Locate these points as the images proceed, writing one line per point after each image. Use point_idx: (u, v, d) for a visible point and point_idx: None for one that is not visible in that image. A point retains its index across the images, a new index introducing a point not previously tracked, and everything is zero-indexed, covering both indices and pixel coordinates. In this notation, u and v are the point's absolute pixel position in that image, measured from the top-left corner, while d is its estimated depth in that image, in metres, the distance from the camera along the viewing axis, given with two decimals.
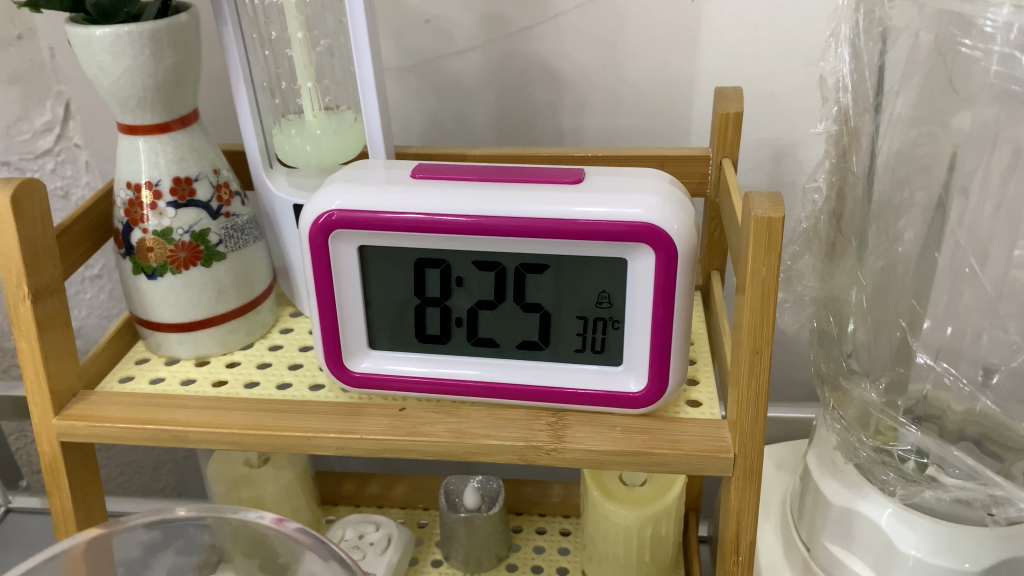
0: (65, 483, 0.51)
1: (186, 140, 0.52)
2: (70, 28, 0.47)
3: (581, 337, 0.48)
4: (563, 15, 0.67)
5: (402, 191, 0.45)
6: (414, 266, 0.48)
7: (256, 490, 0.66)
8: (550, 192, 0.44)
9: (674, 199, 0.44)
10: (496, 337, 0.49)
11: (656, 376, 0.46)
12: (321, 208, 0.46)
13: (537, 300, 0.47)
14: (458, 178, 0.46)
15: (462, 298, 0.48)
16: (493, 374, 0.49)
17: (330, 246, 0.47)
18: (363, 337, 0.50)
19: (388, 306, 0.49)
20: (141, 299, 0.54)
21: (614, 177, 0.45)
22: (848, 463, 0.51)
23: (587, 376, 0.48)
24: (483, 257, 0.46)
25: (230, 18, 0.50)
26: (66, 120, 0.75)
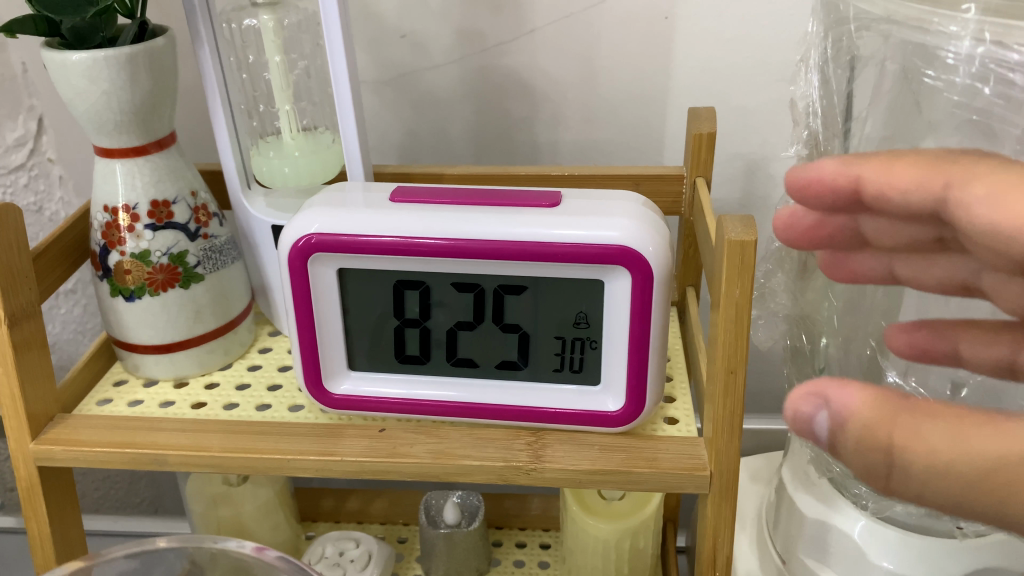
0: (42, 507, 0.51)
1: (163, 163, 0.52)
2: (45, 53, 0.47)
3: (559, 357, 0.48)
4: (537, 31, 0.68)
5: (381, 214, 0.45)
6: (393, 288, 0.48)
7: (236, 509, 0.66)
8: (526, 215, 0.45)
9: (650, 221, 0.44)
10: (475, 358, 0.49)
11: (634, 396, 0.47)
12: (300, 232, 0.46)
13: (515, 321, 0.48)
14: (435, 202, 0.46)
15: (441, 319, 0.48)
16: (472, 395, 0.49)
17: (309, 269, 0.47)
18: (342, 358, 0.50)
19: (368, 327, 0.50)
20: (119, 321, 0.54)
21: (591, 199, 0.46)
22: (822, 477, 0.53)
23: (565, 395, 0.49)
24: (462, 278, 0.47)
25: (207, 41, 0.50)
26: (40, 135, 0.75)
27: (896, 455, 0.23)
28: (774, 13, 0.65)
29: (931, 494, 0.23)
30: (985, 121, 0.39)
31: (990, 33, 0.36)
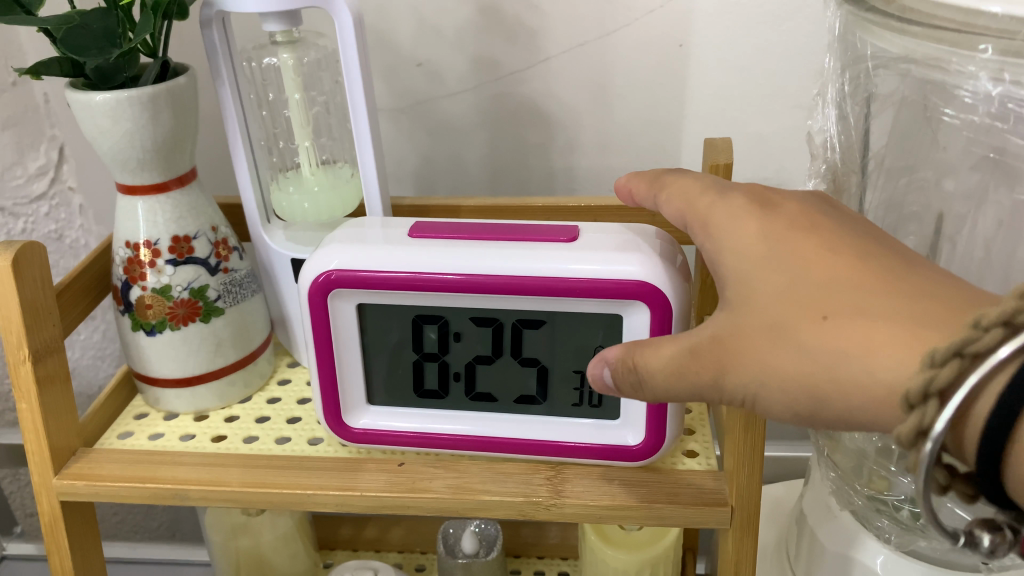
0: (64, 542, 0.51)
1: (184, 199, 0.53)
2: (70, 93, 0.48)
3: (578, 391, 0.48)
4: (552, 59, 0.68)
5: (399, 249, 0.46)
6: (412, 322, 0.48)
7: (255, 538, 0.66)
8: (543, 249, 0.45)
9: (666, 255, 0.45)
10: (494, 392, 0.49)
11: (654, 431, 0.47)
12: (320, 267, 0.46)
13: (534, 355, 0.48)
14: (453, 237, 0.46)
15: (460, 353, 0.49)
16: (492, 429, 0.49)
17: (329, 304, 0.48)
18: (362, 392, 0.50)
19: (388, 360, 0.50)
20: (140, 355, 0.54)
21: (608, 233, 0.46)
22: (843, 509, 0.51)
23: (584, 429, 0.49)
24: (481, 313, 0.47)
25: (228, 78, 0.51)
26: (61, 164, 0.76)
27: (636, 368, 0.39)
28: (790, 40, 0.66)
29: (649, 391, 0.39)
30: (1002, 160, 0.39)
31: (1009, 73, 0.36)
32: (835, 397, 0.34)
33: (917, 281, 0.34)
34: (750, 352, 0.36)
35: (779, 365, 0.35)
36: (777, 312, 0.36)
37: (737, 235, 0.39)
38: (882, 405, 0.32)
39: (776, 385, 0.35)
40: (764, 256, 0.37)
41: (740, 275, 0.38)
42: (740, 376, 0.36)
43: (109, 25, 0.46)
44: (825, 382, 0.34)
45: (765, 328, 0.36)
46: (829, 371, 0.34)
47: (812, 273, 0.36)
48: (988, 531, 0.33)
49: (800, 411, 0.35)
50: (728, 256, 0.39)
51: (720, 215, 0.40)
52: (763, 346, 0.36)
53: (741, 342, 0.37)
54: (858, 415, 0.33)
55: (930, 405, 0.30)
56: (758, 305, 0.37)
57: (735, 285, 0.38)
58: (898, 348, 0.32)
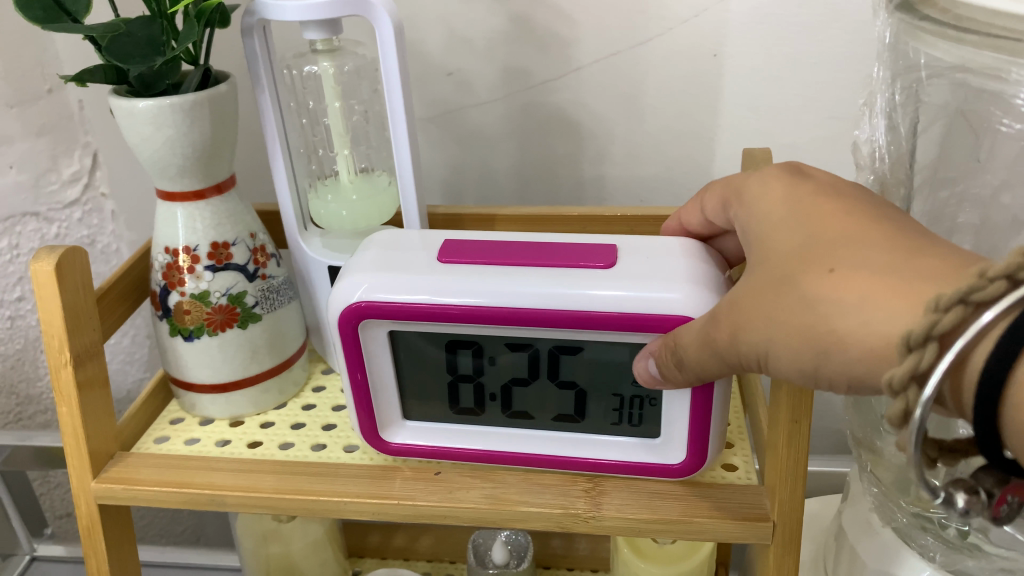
0: (101, 545, 0.52)
1: (223, 206, 0.53)
2: (113, 101, 0.48)
3: (617, 412, 0.48)
4: (584, 69, 0.68)
5: (429, 282, 0.45)
6: (446, 345, 0.48)
7: (286, 546, 0.66)
8: (580, 277, 0.44)
9: (707, 279, 0.43)
10: (530, 410, 0.49)
11: (695, 455, 0.47)
12: (347, 298, 0.46)
13: (571, 377, 0.48)
14: (484, 263, 0.45)
15: (496, 373, 0.49)
16: (533, 448, 0.49)
17: (361, 334, 0.47)
18: (397, 410, 0.50)
19: (423, 380, 0.50)
20: (177, 360, 0.54)
21: (645, 256, 0.45)
22: (885, 526, 0.50)
23: (624, 450, 0.48)
24: (517, 339, 0.46)
25: (267, 85, 0.51)
26: (94, 170, 0.77)
27: (674, 345, 0.41)
28: (827, 50, 0.65)
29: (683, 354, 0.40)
30: None
31: None
32: (835, 349, 0.33)
33: (928, 241, 0.33)
34: (761, 307, 0.36)
35: (785, 317, 0.35)
36: (788, 265, 0.36)
37: (765, 200, 0.40)
38: (881, 355, 0.31)
39: (781, 339, 0.35)
40: (787, 221, 0.38)
41: (765, 238, 0.39)
42: (751, 335, 0.37)
43: (153, 33, 0.47)
44: (825, 333, 0.33)
45: (776, 283, 0.36)
46: (828, 320, 0.33)
47: (826, 231, 0.36)
48: (963, 491, 0.33)
49: (805, 368, 0.35)
50: (756, 219, 0.40)
51: (755, 192, 0.42)
52: (771, 299, 0.36)
53: (753, 298, 0.37)
54: (857, 368, 0.33)
55: (929, 349, 0.29)
56: (772, 261, 0.37)
57: (759, 246, 0.39)
58: (898, 297, 0.31)
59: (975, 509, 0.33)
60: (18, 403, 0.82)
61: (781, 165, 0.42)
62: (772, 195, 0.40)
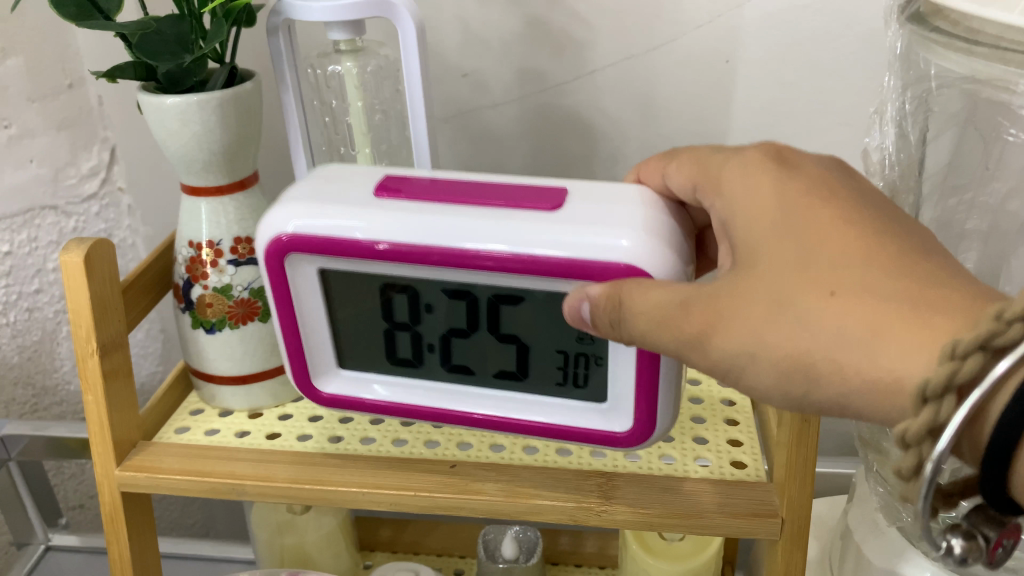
0: (123, 531, 0.53)
1: (246, 202, 0.54)
2: (141, 97, 0.49)
3: (561, 371, 0.47)
4: (598, 72, 0.69)
5: (357, 212, 0.44)
6: (380, 290, 0.47)
7: (299, 537, 0.67)
8: (515, 218, 0.42)
9: (654, 228, 0.41)
10: (471, 365, 0.48)
11: (641, 418, 0.45)
12: (275, 230, 0.45)
13: (512, 331, 0.46)
14: (421, 201, 0.44)
15: (433, 324, 0.48)
16: (486, 409, 0.49)
17: (289, 269, 0.47)
18: (331, 358, 0.51)
19: (356, 325, 0.49)
20: (198, 352, 0.56)
21: (592, 201, 0.43)
22: (890, 525, 0.51)
23: (570, 412, 0.47)
24: (453, 285, 0.45)
25: (292, 85, 0.52)
26: (112, 164, 0.79)
27: (619, 304, 0.39)
28: (840, 56, 0.65)
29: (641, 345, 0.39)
30: None
31: None
32: (831, 378, 0.33)
33: (927, 267, 0.34)
34: (747, 319, 0.35)
35: (776, 336, 0.34)
36: (782, 280, 0.35)
37: (749, 194, 0.39)
38: (886, 395, 0.32)
39: (767, 358, 0.35)
40: (774, 224, 0.37)
41: (747, 240, 0.38)
42: (728, 341, 0.36)
43: (182, 31, 0.48)
44: (824, 362, 0.33)
45: (767, 297, 0.35)
46: (829, 349, 0.33)
47: (820, 245, 0.35)
48: (960, 536, 0.33)
49: (790, 390, 0.35)
50: (739, 216, 0.39)
51: (735, 181, 0.40)
52: (762, 314, 0.35)
53: (736, 306, 0.36)
54: (852, 400, 0.33)
55: (946, 401, 0.29)
56: (762, 271, 0.36)
57: (743, 248, 0.38)
58: (909, 336, 0.31)
59: (973, 556, 0.33)
60: (35, 395, 0.81)
61: (763, 152, 0.41)
62: (757, 191, 0.39)
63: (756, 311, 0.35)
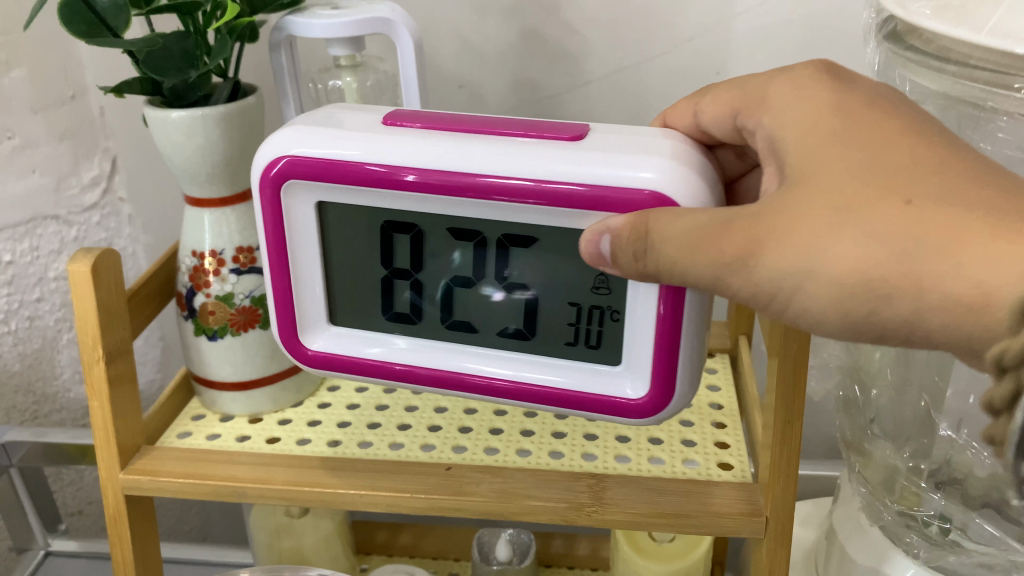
0: (127, 533, 0.54)
1: (248, 213, 0.56)
2: (147, 110, 0.51)
3: (572, 328, 0.45)
4: (591, 83, 0.70)
5: (366, 138, 0.43)
6: (381, 229, 0.46)
7: (297, 540, 0.69)
8: (530, 146, 0.41)
9: (681, 158, 0.40)
10: (473, 322, 0.47)
11: (659, 383, 0.43)
12: (278, 152, 0.44)
13: (521, 279, 0.45)
14: (430, 128, 0.43)
15: (436, 271, 0.46)
16: (495, 370, 0.47)
17: (283, 201, 0.46)
18: (321, 314, 0.49)
19: (352, 271, 0.48)
20: (200, 359, 0.57)
21: (616, 135, 0.42)
22: (873, 525, 0.52)
23: (585, 373, 0.45)
24: (460, 224, 0.44)
25: (293, 99, 0.54)
26: (112, 174, 0.81)
27: (646, 232, 0.37)
28: None
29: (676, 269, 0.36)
30: None
31: None
32: (905, 293, 0.32)
33: (1000, 181, 0.33)
34: (806, 229, 0.33)
35: (841, 247, 0.32)
36: (847, 188, 0.33)
37: (801, 110, 0.38)
38: (969, 308, 0.30)
39: (828, 273, 0.33)
40: (832, 137, 0.36)
41: (799, 153, 0.36)
42: (776, 258, 0.34)
43: (187, 47, 0.50)
44: (900, 274, 0.32)
45: (828, 205, 0.33)
46: (907, 257, 0.31)
47: (890, 157, 0.34)
48: None
49: (848, 309, 0.33)
50: (789, 132, 0.38)
51: (784, 98, 0.39)
52: (824, 223, 0.33)
53: (791, 218, 0.34)
54: (925, 317, 0.32)
55: None
56: (823, 180, 0.34)
57: (794, 161, 0.36)
58: (998, 243, 0.30)
59: None
60: (35, 402, 0.82)
61: (816, 68, 0.40)
62: (808, 107, 0.38)
63: (813, 220, 0.33)
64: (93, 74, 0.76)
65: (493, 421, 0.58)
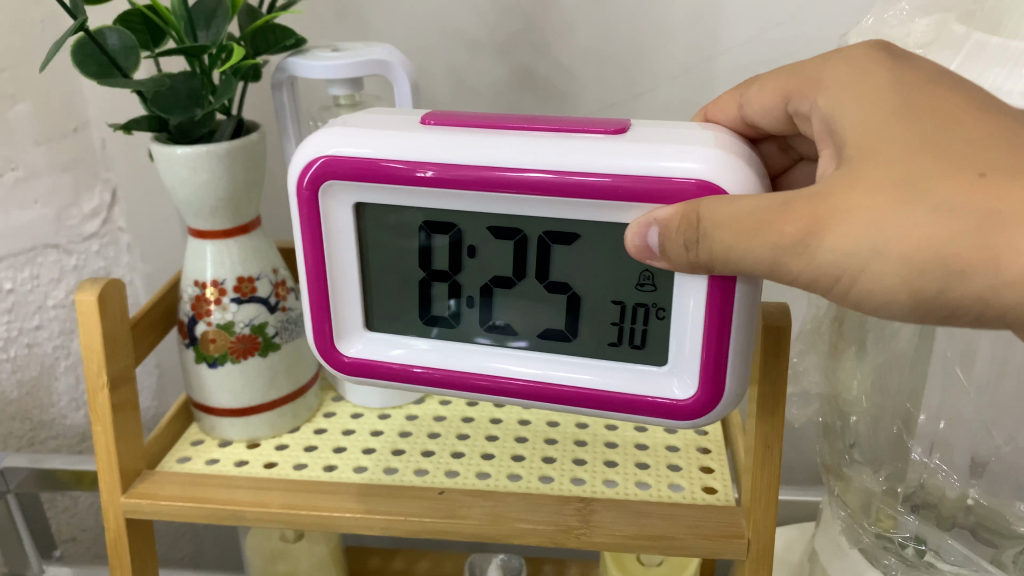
0: (126, 556, 0.55)
1: (249, 244, 0.58)
2: (154, 147, 0.53)
3: (616, 327, 0.45)
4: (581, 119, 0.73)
5: (403, 137, 0.43)
6: (420, 230, 0.46)
7: (292, 564, 0.70)
8: (578, 140, 0.41)
9: (730, 149, 0.40)
10: (513, 325, 0.47)
11: (709, 383, 0.43)
12: (317, 152, 0.44)
13: (564, 279, 0.45)
14: (469, 126, 0.43)
15: (474, 272, 0.46)
16: (536, 373, 0.46)
17: (321, 203, 0.45)
18: (357, 319, 0.49)
19: (390, 272, 0.48)
20: (201, 385, 0.59)
21: (659, 129, 0.42)
22: (852, 547, 0.54)
23: (630, 374, 0.45)
24: (501, 222, 0.44)
25: (293, 136, 0.56)
26: (112, 206, 0.83)
27: (697, 221, 0.37)
28: None
29: (731, 254, 0.36)
30: None
31: None
32: (981, 269, 0.32)
33: None
34: (872, 206, 0.33)
35: (911, 224, 0.32)
36: (915, 164, 0.33)
37: (856, 91, 0.38)
38: None
39: (897, 250, 0.32)
40: (891, 114, 0.36)
41: (857, 132, 0.36)
42: (839, 238, 0.33)
43: (193, 87, 0.52)
44: (975, 250, 0.31)
45: (895, 181, 0.33)
46: (982, 231, 0.31)
47: (955, 133, 0.34)
48: None
49: (917, 287, 0.33)
50: (843, 114, 0.38)
51: (837, 79, 0.39)
52: (891, 199, 0.33)
53: (856, 195, 0.33)
54: (999, 295, 0.32)
55: None
56: (887, 155, 0.34)
57: (853, 141, 0.36)
58: None
59: None
60: (32, 428, 0.83)
61: (871, 48, 0.40)
62: (863, 87, 0.38)
63: (878, 196, 0.33)
64: (96, 108, 0.78)
65: (485, 446, 0.60)
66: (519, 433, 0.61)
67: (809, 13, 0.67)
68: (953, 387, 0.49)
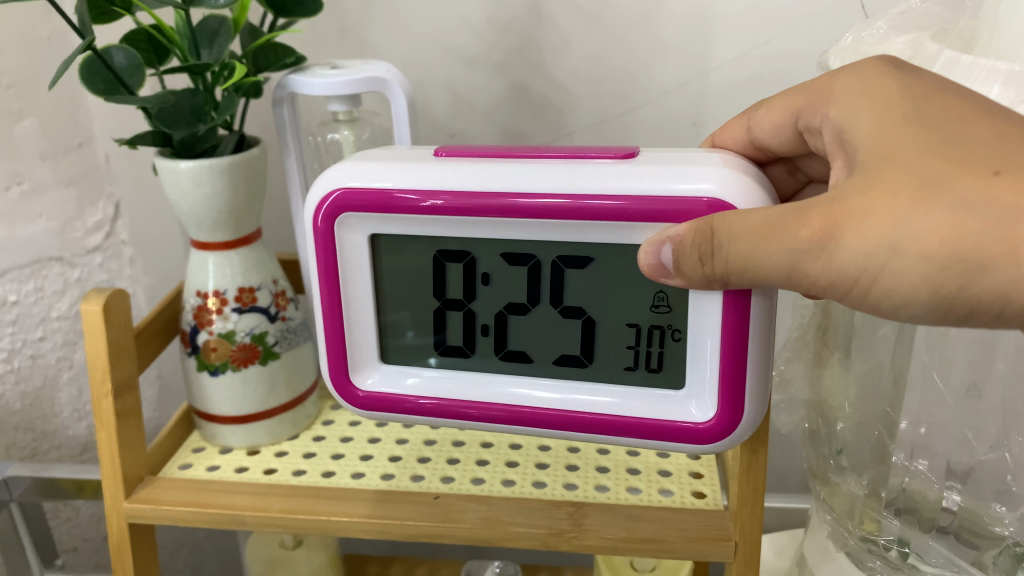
0: (129, 561, 0.57)
1: (250, 256, 0.59)
2: (158, 161, 0.55)
3: (632, 352, 0.46)
4: (576, 133, 0.75)
5: (416, 167, 0.45)
6: (436, 258, 0.47)
7: (291, 570, 0.71)
8: (591, 166, 0.42)
9: (738, 169, 0.41)
10: (529, 351, 0.48)
11: (727, 407, 0.44)
12: (332, 185, 0.46)
13: (577, 304, 0.46)
14: (478, 156, 0.45)
15: (489, 300, 0.48)
16: (559, 398, 0.48)
17: (338, 234, 0.47)
18: (374, 350, 0.50)
19: (405, 299, 0.49)
20: (203, 395, 0.60)
21: (666, 154, 0.44)
22: (839, 551, 0.55)
23: (648, 399, 0.46)
24: (515, 250, 0.46)
25: (294, 151, 0.58)
26: (116, 219, 0.84)
27: (711, 233, 0.38)
28: None
29: (749, 261, 0.37)
30: None
31: None
32: (1003, 263, 0.33)
33: None
34: (889, 209, 0.34)
35: (930, 223, 0.33)
36: (930, 166, 0.35)
37: (867, 98, 0.39)
38: None
39: (917, 247, 0.34)
40: (904, 119, 0.37)
41: (871, 138, 0.37)
42: (857, 239, 0.34)
43: (197, 103, 0.54)
44: (994, 245, 0.33)
45: (911, 184, 0.34)
46: (1000, 227, 0.33)
47: (966, 134, 0.35)
48: None
49: (938, 284, 0.34)
50: (854, 121, 0.39)
51: (848, 88, 0.41)
52: (909, 201, 0.34)
53: (871, 199, 0.35)
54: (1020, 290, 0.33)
55: None
56: (901, 158, 0.35)
57: (866, 148, 0.37)
58: None
59: None
60: (35, 439, 0.84)
61: (879, 59, 0.41)
62: (872, 96, 0.39)
63: (894, 199, 0.34)
64: (101, 123, 0.80)
65: (480, 453, 0.61)
66: (513, 441, 0.62)
67: (796, 31, 0.68)
68: (932, 395, 0.50)
